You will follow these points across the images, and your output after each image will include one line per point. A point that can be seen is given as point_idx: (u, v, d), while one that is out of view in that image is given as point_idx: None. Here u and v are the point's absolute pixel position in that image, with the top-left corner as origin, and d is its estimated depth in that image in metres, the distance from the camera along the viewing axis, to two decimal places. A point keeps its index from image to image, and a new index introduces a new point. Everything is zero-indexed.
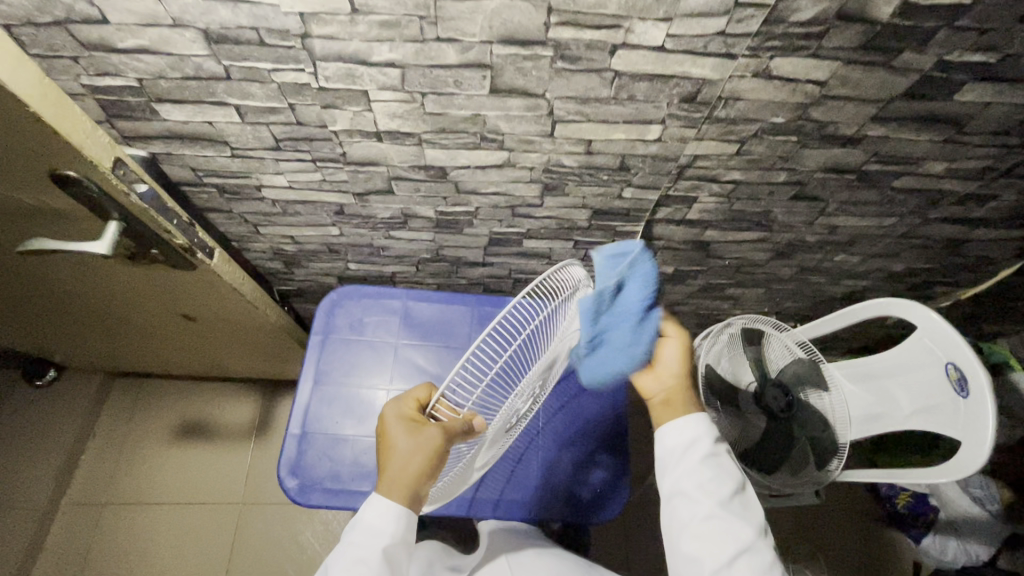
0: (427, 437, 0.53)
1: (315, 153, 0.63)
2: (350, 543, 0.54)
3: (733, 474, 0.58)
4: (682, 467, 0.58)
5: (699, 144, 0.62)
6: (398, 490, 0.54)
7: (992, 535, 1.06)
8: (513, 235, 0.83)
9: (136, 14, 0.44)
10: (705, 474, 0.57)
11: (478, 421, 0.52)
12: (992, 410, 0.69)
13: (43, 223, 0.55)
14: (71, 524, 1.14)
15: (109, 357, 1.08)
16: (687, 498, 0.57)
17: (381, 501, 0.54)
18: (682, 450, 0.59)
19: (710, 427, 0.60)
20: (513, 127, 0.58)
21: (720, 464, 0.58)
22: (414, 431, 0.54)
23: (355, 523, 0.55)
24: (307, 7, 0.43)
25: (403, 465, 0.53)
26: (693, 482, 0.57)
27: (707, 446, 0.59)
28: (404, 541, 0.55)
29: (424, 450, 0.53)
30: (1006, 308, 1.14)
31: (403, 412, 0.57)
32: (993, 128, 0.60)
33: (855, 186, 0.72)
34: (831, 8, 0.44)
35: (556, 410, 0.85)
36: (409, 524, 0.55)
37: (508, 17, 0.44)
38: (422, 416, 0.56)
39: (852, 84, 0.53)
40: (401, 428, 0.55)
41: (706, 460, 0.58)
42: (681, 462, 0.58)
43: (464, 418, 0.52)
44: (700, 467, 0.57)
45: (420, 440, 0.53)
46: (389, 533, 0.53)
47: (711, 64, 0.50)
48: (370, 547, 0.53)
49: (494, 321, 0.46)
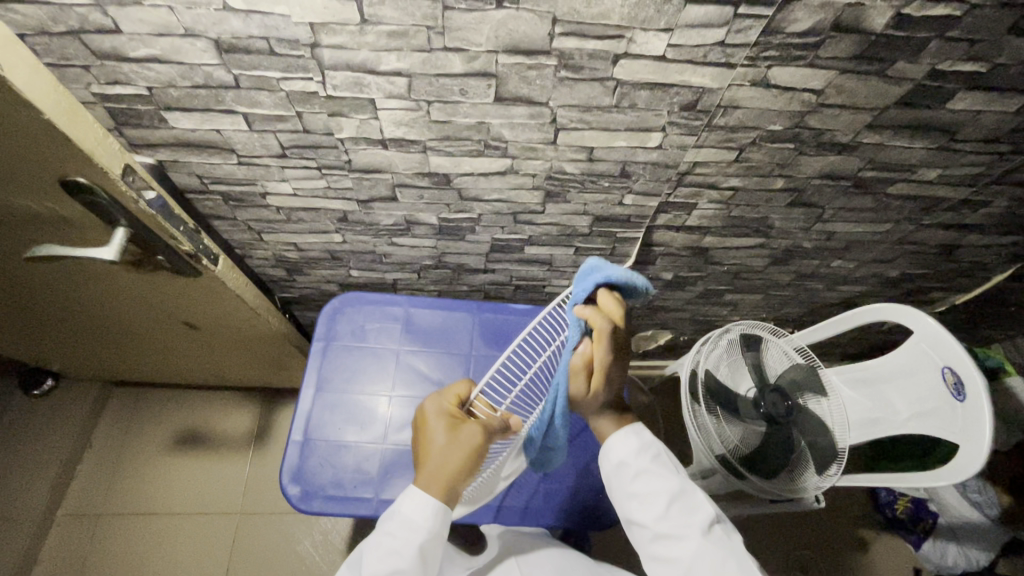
0: (467, 434, 0.55)
1: (321, 161, 0.64)
2: (385, 533, 0.56)
3: (665, 483, 0.60)
4: (620, 491, 0.62)
5: (699, 151, 0.63)
6: (435, 485, 0.55)
7: (991, 543, 1.09)
8: (514, 242, 0.84)
9: (148, 24, 0.45)
10: (640, 494, 0.60)
11: (514, 419, 0.57)
12: (989, 415, 0.70)
13: (50, 229, 0.55)
14: (67, 535, 1.13)
15: (103, 364, 1.06)
16: (633, 520, 0.61)
17: (418, 495, 0.56)
18: (613, 475, 0.63)
19: (633, 439, 0.62)
20: (517, 134, 0.59)
21: (652, 480, 0.60)
22: (454, 427, 0.56)
23: (391, 514, 0.57)
24: (317, 17, 0.44)
25: (444, 461, 0.55)
26: (632, 505, 0.61)
27: (633, 464, 0.61)
28: (438, 537, 0.56)
29: (465, 446, 0.55)
30: (1000, 312, 1.15)
31: (443, 408, 0.59)
32: (985, 135, 0.61)
33: (851, 192, 0.73)
34: (827, 19, 0.46)
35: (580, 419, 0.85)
36: (443, 520, 0.56)
37: (513, 27, 0.45)
38: (462, 415, 0.58)
39: (848, 92, 0.54)
40: (441, 423, 0.57)
41: (636, 478, 0.61)
42: (619, 487, 0.62)
43: (500, 416, 0.56)
44: (632, 491, 0.61)
45: (461, 436, 0.55)
46: (426, 528, 0.55)
47: (710, 73, 0.51)
48: (405, 539, 0.54)
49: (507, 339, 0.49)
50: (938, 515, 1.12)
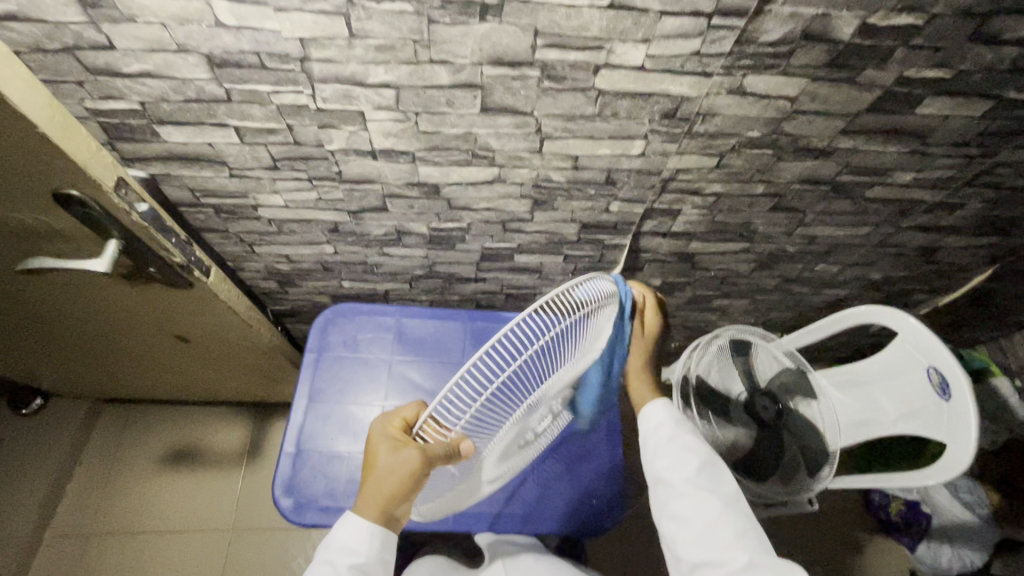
0: (403, 459, 0.53)
1: (312, 172, 0.65)
2: (322, 562, 0.55)
3: (698, 448, 0.62)
4: (652, 449, 0.64)
5: (681, 158, 0.65)
6: (371, 508, 0.56)
7: (985, 542, 1.09)
8: (504, 250, 0.85)
9: (142, 40, 0.46)
10: (671, 453, 0.62)
11: (464, 445, 0.49)
12: (974, 412, 0.72)
13: (43, 242, 0.56)
14: (53, 555, 1.11)
15: (89, 379, 1.05)
16: (660, 480, 0.62)
17: (355, 521, 0.56)
18: (650, 435, 0.66)
19: (673, 407, 0.67)
20: (503, 144, 0.60)
21: (686, 444, 0.63)
22: (396, 448, 0.55)
23: (329, 541, 0.56)
24: (307, 32, 0.46)
25: (381, 482, 0.55)
26: (662, 464, 0.62)
27: (670, 427, 0.65)
28: (377, 560, 0.56)
29: (399, 471, 0.53)
30: (980, 314, 1.18)
31: (390, 430, 0.59)
32: (954, 139, 0.64)
33: (830, 197, 0.75)
34: (796, 29, 0.48)
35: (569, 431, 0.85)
36: (382, 546, 0.56)
37: (497, 40, 0.47)
38: (406, 436, 0.57)
39: (820, 99, 0.56)
40: (386, 444, 0.57)
41: (671, 439, 0.64)
42: (651, 448, 0.65)
43: (449, 443, 0.49)
44: (665, 447, 0.63)
45: (399, 458, 0.54)
46: (362, 553, 0.55)
47: (688, 82, 0.53)
48: (341, 566, 0.54)
49: (486, 345, 0.41)
50: (932, 516, 1.11)
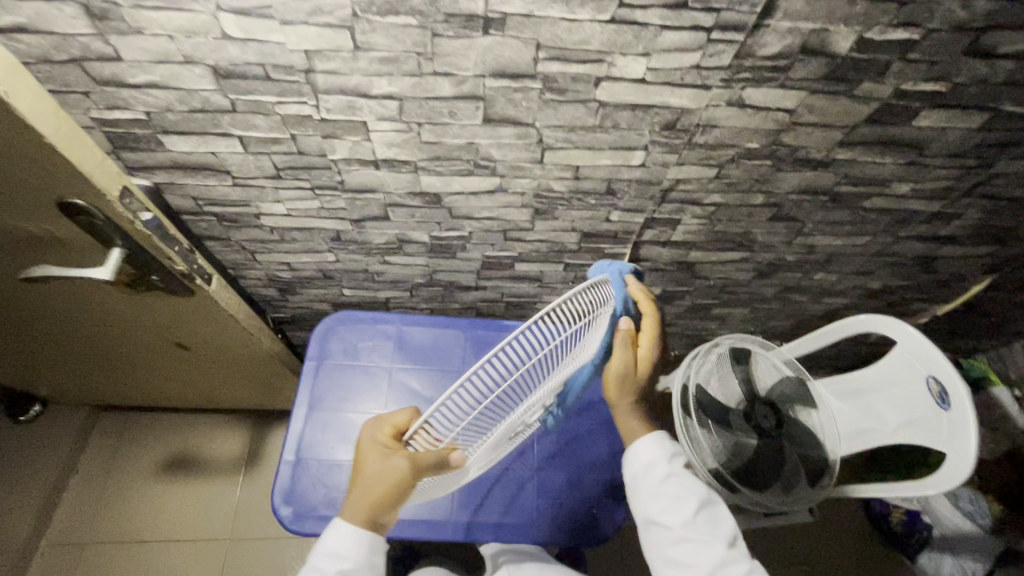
0: (391, 468, 0.53)
1: (314, 181, 0.65)
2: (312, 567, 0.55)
3: (695, 489, 0.61)
4: (646, 491, 0.62)
5: (681, 169, 0.65)
6: (360, 514, 0.56)
7: (986, 554, 1.07)
8: (504, 258, 0.86)
9: (148, 51, 0.47)
10: (668, 497, 0.61)
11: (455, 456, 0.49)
12: (974, 422, 0.72)
13: (47, 251, 0.56)
14: (49, 564, 1.10)
15: (88, 386, 1.04)
16: (656, 524, 0.61)
17: (343, 526, 0.57)
18: (641, 476, 0.64)
19: (665, 443, 0.64)
20: (505, 154, 0.61)
21: (682, 486, 0.62)
22: (385, 457, 0.55)
23: (319, 546, 0.57)
24: (312, 44, 0.46)
25: (369, 490, 0.55)
26: (658, 507, 0.61)
27: (665, 468, 0.63)
28: (366, 566, 0.56)
29: (388, 479, 0.53)
30: (979, 323, 1.19)
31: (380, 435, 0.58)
32: (950, 151, 0.65)
33: (828, 207, 0.76)
34: (795, 43, 0.48)
35: (568, 439, 0.85)
36: (370, 550, 0.57)
37: (500, 53, 0.48)
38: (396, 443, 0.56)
39: (818, 111, 0.57)
40: (374, 452, 0.56)
41: (666, 481, 0.62)
42: (644, 490, 0.63)
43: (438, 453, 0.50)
44: (661, 491, 0.61)
45: (388, 467, 0.54)
46: (349, 559, 0.55)
47: (688, 94, 0.54)
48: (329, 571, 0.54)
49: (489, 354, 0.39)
50: (932, 527, 1.13)
